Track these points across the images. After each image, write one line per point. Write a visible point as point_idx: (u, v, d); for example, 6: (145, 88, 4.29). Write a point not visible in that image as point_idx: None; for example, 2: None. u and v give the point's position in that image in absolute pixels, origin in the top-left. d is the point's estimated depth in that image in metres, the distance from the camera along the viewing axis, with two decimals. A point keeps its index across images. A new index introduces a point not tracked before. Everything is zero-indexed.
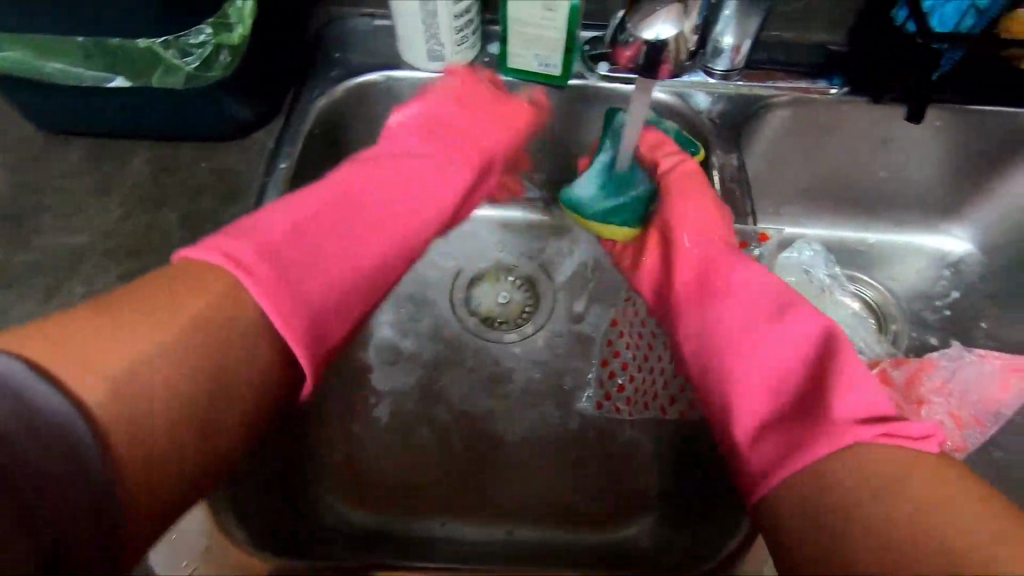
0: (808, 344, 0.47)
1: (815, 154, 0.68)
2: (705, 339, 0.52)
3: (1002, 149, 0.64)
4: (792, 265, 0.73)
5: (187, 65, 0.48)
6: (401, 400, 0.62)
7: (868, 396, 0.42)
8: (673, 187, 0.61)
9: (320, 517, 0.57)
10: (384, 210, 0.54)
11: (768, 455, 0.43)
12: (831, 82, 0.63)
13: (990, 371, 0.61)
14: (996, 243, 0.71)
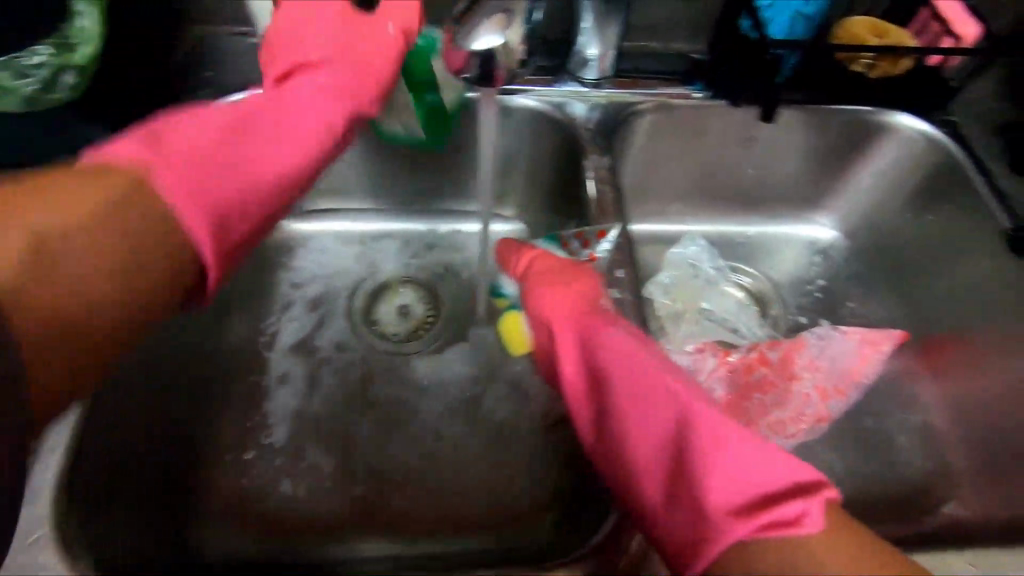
0: (690, 425, 0.43)
1: (687, 156, 0.72)
2: (603, 429, 0.48)
3: (856, 143, 0.71)
4: (680, 260, 0.77)
5: (25, 88, 0.45)
6: (301, 435, 0.60)
7: (754, 473, 0.40)
8: (532, 288, 0.57)
9: (227, 534, 0.55)
10: (244, 155, 0.47)
11: (676, 531, 0.40)
12: (694, 88, 0.68)
13: (853, 345, 0.66)
14: (855, 229, 0.78)
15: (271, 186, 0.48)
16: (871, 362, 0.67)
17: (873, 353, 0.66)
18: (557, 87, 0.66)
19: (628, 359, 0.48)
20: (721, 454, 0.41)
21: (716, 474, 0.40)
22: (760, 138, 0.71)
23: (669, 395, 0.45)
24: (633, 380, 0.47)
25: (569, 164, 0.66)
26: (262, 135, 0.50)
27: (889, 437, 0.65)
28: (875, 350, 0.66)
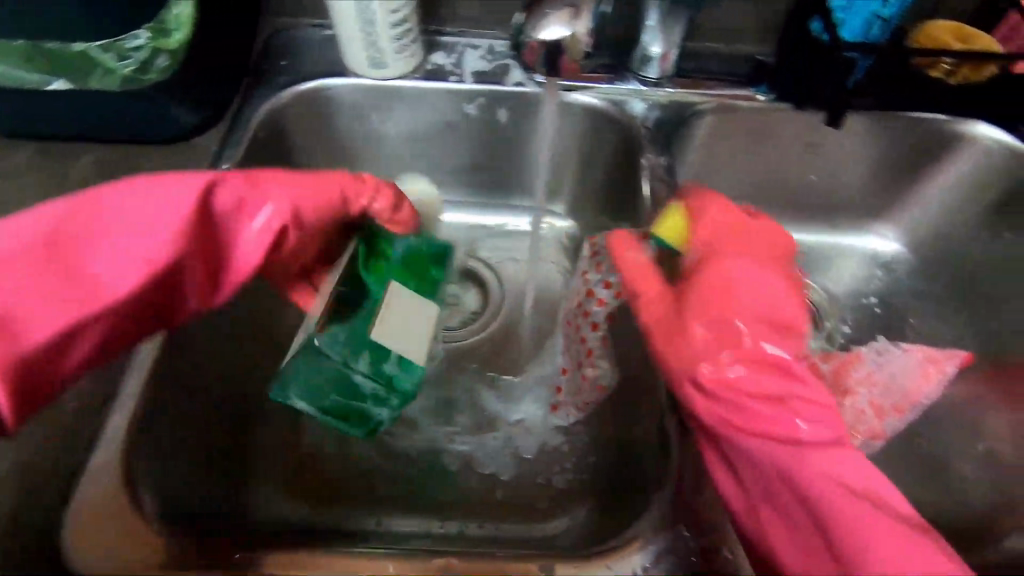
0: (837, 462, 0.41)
1: (747, 161, 0.71)
2: (793, 510, 0.42)
3: (927, 152, 0.68)
4: None
5: (124, 67, 0.50)
6: None
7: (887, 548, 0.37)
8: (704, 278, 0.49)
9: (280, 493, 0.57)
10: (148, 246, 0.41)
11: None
12: (759, 90, 0.67)
13: (915, 363, 0.63)
14: (923, 243, 0.74)
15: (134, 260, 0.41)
16: (933, 382, 0.62)
17: (935, 372, 0.62)
18: (618, 86, 0.66)
19: (780, 413, 0.43)
20: (869, 510, 0.39)
21: (839, 467, 0.41)
22: (824, 144, 0.69)
23: (782, 415, 0.43)
24: (839, 485, 0.40)
25: (624, 163, 0.66)
26: (102, 255, 0.41)
27: (951, 463, 0.61)
28: (938, 369, 0.63)
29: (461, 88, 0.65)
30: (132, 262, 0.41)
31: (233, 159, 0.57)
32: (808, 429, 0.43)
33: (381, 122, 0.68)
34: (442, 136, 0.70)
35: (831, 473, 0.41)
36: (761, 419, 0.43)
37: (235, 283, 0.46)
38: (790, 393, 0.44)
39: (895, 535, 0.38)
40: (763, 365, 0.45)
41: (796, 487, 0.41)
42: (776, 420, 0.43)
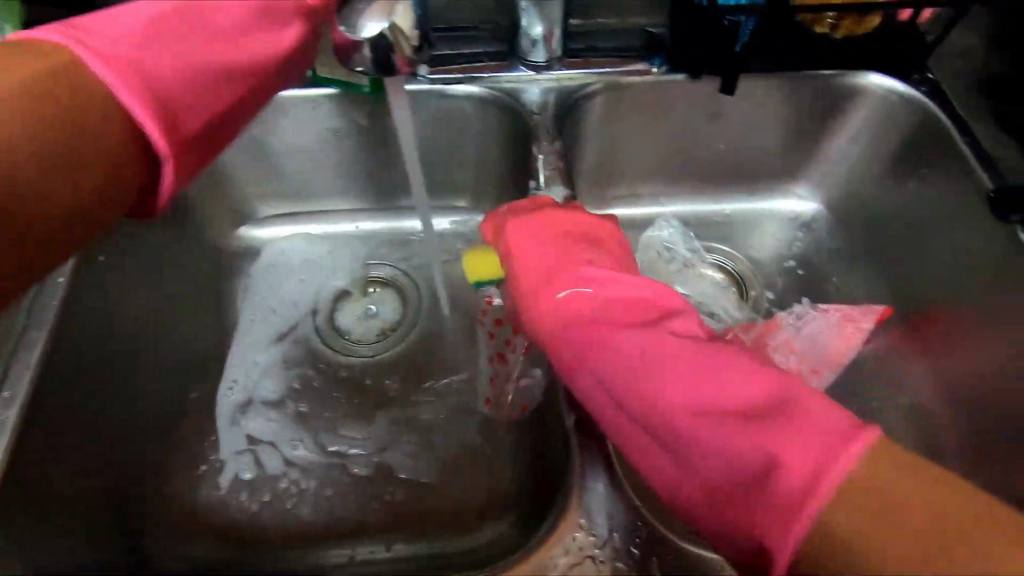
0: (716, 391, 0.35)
1: (650, 137, 0.69)
2: (666, 396, 0.37)
3: (827, 108, 0.67)
4: (651, 244, 0.74)
5: None
6: (262, 449, 0.59)
7: (788, 450, 0.32)
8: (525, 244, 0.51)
9: (195, 540, 0.54)
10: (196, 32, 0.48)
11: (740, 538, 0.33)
12: (653, 63, 0.65)
13: (834, 322, 0.63)
14: (838, 200, 0.74)
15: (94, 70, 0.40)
16: (852, 340, 0.63)
17: (854, 331, 0.62)
18: (507, 73, 0.63)
19: (646, 354, 0.39)
20: (780, 430, 0.32)
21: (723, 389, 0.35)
22: (725, 111, 0.68)
23: (647, 352, 0.39)
24: (694, 372, 0.37)
25: (520, 152, 0.63)
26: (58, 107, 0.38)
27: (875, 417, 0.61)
28: (856, 327, 0.63)
29: (340, 91, 0.62)
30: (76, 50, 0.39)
31: None
32: (690, 363, 0.37)
33: (266, 136, 0.64)
34: (336, 143, 0.67)
35: (722, 396, 0.35)
36: (626, 359, 0.40)
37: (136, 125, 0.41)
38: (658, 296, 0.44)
39: (799, 459, 0.31)
40: (623, 309, 0.43)
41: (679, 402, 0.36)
42: (645, 357, 0.39)
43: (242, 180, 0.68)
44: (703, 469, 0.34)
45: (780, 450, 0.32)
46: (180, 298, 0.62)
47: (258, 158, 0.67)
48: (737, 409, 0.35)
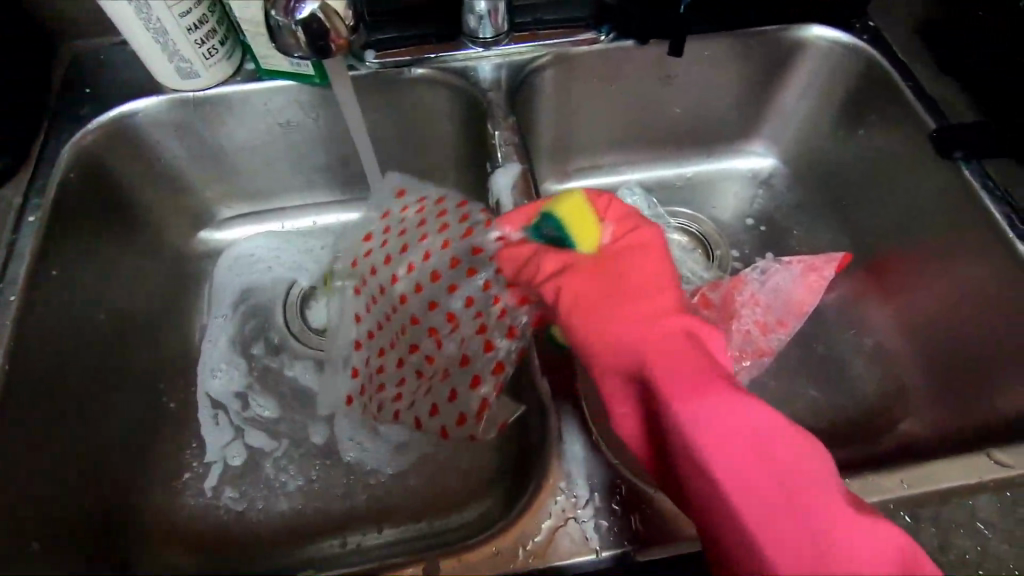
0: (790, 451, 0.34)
1: (606, 106, 0.69)
2: (739, 464, 0.34)
3: (776, 63, 0.68)
4: None
5: None
6: (245, 451, 0.59)
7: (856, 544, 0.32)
8: (613, 258, 0.47)
9: (181, 548, 0.54)
10: None
11: None
12: (601, 31, 0.65)
13: (798, 273, 0.64)
14: (794, 154, 0.75)
15: None
16: (815, 290, 0.64)
17: (817, 279, 0.64)
18: (455, 52, 0.63)
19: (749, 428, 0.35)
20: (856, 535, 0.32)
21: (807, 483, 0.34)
22: (676, 74, 0.68)
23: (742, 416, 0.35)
24: (781, 460, 0.34)
25: (476, 131, 0.63)
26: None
27: (842, 360, 0.63)
28: (818, 276, 0.64)
29: (286, 84, 0.61)
30: None
31: (41, 209, 0.52)
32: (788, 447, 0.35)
33: (214, 135, 0.63)
34: (287, 138, 0.65)
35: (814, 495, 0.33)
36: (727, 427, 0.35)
37: None
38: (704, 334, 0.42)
39: (872, 566, 0.31)
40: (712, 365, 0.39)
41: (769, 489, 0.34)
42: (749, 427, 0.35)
43: (197, 182, 0.67)
44: (770, 559, 0.32)
45: (852, 565, 0.31)
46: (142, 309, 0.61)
47: (210, 160, 0.65)
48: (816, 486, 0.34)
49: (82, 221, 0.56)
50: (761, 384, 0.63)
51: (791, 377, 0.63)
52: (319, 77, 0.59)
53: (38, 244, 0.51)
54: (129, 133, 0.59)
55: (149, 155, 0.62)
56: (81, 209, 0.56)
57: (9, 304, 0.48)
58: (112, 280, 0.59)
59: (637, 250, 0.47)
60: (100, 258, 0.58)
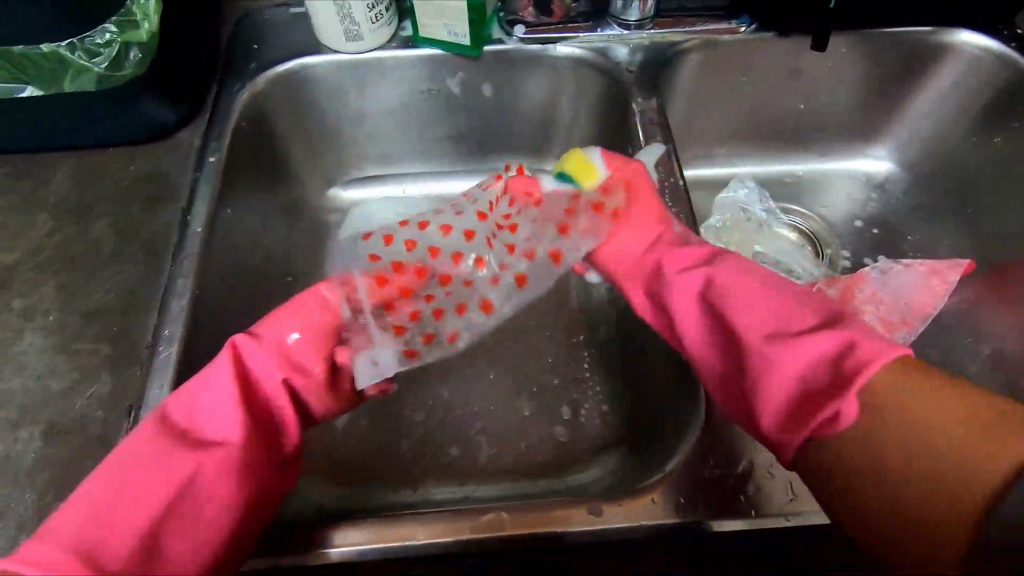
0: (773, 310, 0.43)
1: (734, 96, 0.70)
2: (771, 326, 0.42)
3: (913, 66, 0.67)
4: (728, 204, 0.75)
5: (96, 66, 0.49)
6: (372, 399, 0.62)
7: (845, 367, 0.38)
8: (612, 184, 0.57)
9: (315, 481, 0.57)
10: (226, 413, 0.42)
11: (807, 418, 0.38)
12: (741, 22, 0.65)
13: (917, 276, 0.66)
14: (915, 160, 0.75)
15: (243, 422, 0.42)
16: (938, 293, 0.65)
17: (941, 283, 0.65)
18: (598, 32, 0.64)
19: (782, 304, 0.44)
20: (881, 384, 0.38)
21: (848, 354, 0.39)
22: (810, 69, 0.68)
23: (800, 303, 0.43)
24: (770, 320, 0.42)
25: (613, 113, 0.65)
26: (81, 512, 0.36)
27: (960, 368, 0.63)
28: (942, 281, 0.65)
29: (437, 53, 0.63)
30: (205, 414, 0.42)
31: (219, 151, 0.56)
32: (808, 339, 0.40)
33: (362, 98, 0.66)
34: (427, 106, 0.68)
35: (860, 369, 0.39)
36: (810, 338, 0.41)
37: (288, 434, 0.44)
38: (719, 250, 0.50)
39: (874, 379, 0.37)
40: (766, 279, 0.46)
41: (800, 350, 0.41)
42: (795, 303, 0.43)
43: (337, 143, 0.70)
44: (762, 384, 0.40)
45: (856, 378, 0.37)
46: (283, 256, 0.65)
47: (352, 120, 0.68)
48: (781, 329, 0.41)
49: (245, 168, 0.60)
50: None
51: None
52: (475, 50, 0.62)
53: (216, 181, 0.55)
54: (289, 88, 0.63)
55: (301, 111, 0.65)
56: (246, 155, 0.60)
57: (194, 236, 0.51)
58: (264, 226, 0.62)
59: (635, 179, 0.56)
60: (255, 205, 0.61)
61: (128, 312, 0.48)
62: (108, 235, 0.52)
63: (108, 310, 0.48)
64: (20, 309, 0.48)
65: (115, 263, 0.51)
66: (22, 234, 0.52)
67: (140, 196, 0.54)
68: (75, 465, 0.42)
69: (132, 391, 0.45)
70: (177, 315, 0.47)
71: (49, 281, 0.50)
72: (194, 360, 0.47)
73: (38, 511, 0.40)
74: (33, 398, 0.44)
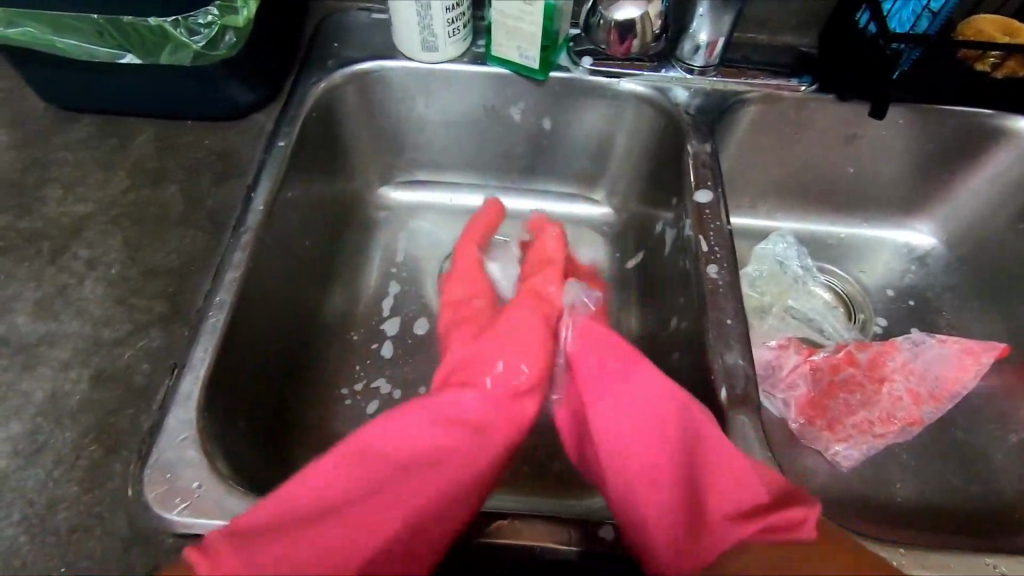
0: (652, 407, 0.45)
1: (786, 151, 0.71)
2: (619, 417, 0.46)
3: (970, 147, 0.68)
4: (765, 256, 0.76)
5: (195, 43, 0.51)
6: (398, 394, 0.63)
7: (661, 488, 0.42)
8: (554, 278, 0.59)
9: None
10: (630, 445, 0.44)
11: (665, 519, 0.40)
12: (803, 81, 0.67)
13: (951, 354, 0.64)
14: (958, 239, 0.75)
15: (651, 464, 0.43)
16: (970, 373, 0.64)
17: (973, 363, 0.64)
18: (663, 73, 0.66)
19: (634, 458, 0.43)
20: (720, 473, 0.42)
21: (730, 483, 0.41)
22: (865, 135, 0.69)
23: (687, 432, 0.44)
24: (664, 445, 0.43)
25: (667, 152, 0.66)
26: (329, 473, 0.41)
27: (983, 452, 0.62)
28: (976, 360, 0.64)
29: (506, 72, 0.66)
30: (626, 441, 0.44)
31: (289, 137, 0.59)
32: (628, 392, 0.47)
33: (427, 105, 0.69)
34: (487, 120, 0.71)
35: (733, 479, 0.41)
36: (595, 409, 0.47)
37: (670, 504, 0.41)
38: (633, 360, 0.49)
39: (666, 511, 0.41)
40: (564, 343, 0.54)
41: (637, 453, 0.43)
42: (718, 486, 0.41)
43: (396, 143, 0.73)
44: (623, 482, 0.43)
45: (674, 503, 0.41)
46: (328, 244, 0.67)
47: (414, 126, 0.71)
48: (653, 443, 0.44)
49: (309, 156, 0.63)
50: (890, 454, 0.63)
51: (925, 454, 0.63)
52: (542, 73, 0.64)
53: (283, 165, 0.57)
54: (362, 88, 0.66)
55: (367, 110, 0.68)
56: (312, 146, 0.63)
57: (255, 213, 0.54)
58: (315, 212, 0.65)
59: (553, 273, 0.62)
60: (312, 191, 0.64)
61: (183, 276, 0.51)
62: (175, 201, 0.55)
63: (168, 270, 0.51)
64: (86, 259, 0.51)
65: (182, 227, 0.53)
66: (98, 191, 0.55)
67: (212, 171, 0.57)
68: (115, 413, 0.44)
69: (177, 350, 0.47)
70: (231, 285, 0.49)
71: (115, 237, 0.52)
72: (238, 329, 0.49)
73: (75, 451, 0.42)
74: (86, 345, 0.47)
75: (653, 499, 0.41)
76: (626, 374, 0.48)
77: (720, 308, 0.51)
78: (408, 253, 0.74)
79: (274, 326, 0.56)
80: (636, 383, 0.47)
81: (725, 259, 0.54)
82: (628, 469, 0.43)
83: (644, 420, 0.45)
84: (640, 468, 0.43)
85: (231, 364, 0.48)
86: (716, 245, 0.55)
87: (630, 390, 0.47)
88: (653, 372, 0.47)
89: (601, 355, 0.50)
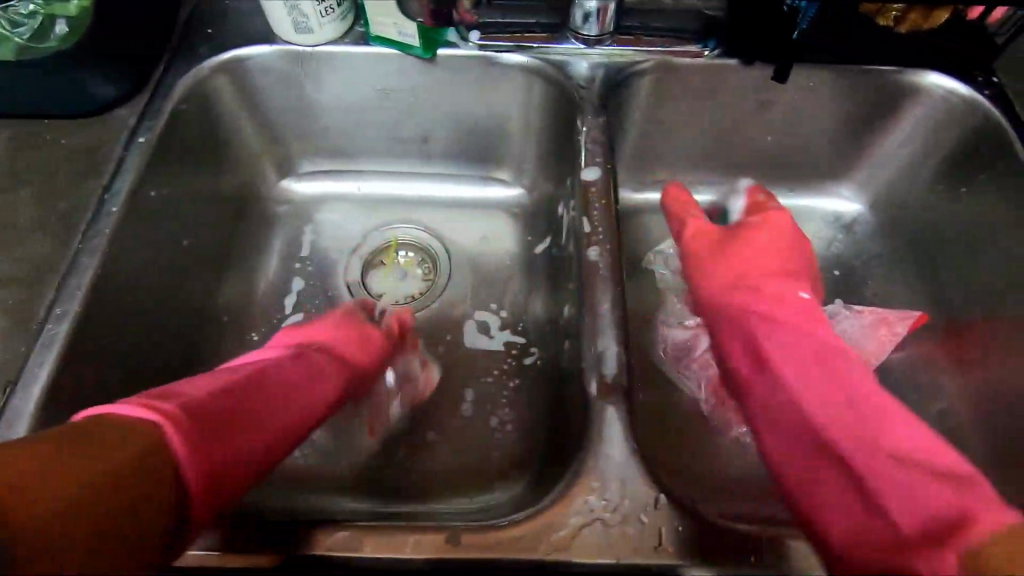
0: (864, 389, 0.47)
1: (696, 121, 0.68)
2: (808, 398, 0.48)
3: (884, 107, 0.65)
4: None
5: None
6: None
7: (826, 484, 0.43)
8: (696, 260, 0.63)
9: None
10: (847, 431, 0.44)
11: (850, 518, 0.40)
12: (705, 45, 0.63)
13: (867, 324, 0.64)
14: (883, 204, 0.72)
15: (818, 444, 0.45)
16: (885, 343, 0.63)
17: (888, 334, 0.63)
18: (556, 44, 0.63)
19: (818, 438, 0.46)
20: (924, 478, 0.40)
21: (909, 492, 0.39)
22: (776, 101, 0.66)
23: (896, 430, 0.44)
24: (839, 426, 0.45)
25: (565, 129, 0.63)
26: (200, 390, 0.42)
27: None
28: (890, 332, 0.63)
29: (390, 52, 0.62)
30: (803, 433, 0.46)
31: (152, 132, 0.56)
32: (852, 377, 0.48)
33: (314, 91, 0.66)
34: (381, 104, 0.68)
35: (909, 482, 0.40)
36: (771, 434, 0.48)
37: (851, 518, 0.40)
38: (832, 355, 0.50)
39: (846, 509, 0.41)
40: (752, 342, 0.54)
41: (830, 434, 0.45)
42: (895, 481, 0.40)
43: (289, 133, 0.69)
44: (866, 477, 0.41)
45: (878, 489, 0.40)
46: (217, 242, 0.64)
47: (305, 113, 0.68)
48: (886, 444, 0.42)
49: (182, 151, 0.59)
50: None
51: None
52: (427, 51, 0.61)
53: (144, 162, 0.54)
54: (239, 77, 0.62)
55: (250, 99, 0.65)
56: (185, 141, 0.59)
57: (110, 215, 0.51)
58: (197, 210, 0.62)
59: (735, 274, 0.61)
60: (191, 188, 0.61)
61: (29, 286, 0.48)
62: (26, 206, 0.52)
63: (11, 280, 0.48)
64: None
65: (31, 234, 0.50)
66: None
67: (67, 172, 0.54)
68: None
69: (14, 365, 0.44)
70: (76, 293, 0.47)
71: None
72: (87, 338, 0.47)
73: None
74: None
75: (851, 487, 0.42)
76: (771, 368, 0.51)
77: (597, 292, 0.48)
78: (311, 247, 0.71)
79: (143, 333, 0.53)
80: (820, 375, 0.49)
81: (608, 238, 0.51)
82: (793, 466, 0.45)
83: (852, 396, 0.47)
84: (858, 435, 0.44)
85: (77, 377, 0.46)
86: (600, 224, 0.52)
87: (847, 375, 0.49)
88: (851, 366, 0.49)
89: (750, 356, 0.54)
